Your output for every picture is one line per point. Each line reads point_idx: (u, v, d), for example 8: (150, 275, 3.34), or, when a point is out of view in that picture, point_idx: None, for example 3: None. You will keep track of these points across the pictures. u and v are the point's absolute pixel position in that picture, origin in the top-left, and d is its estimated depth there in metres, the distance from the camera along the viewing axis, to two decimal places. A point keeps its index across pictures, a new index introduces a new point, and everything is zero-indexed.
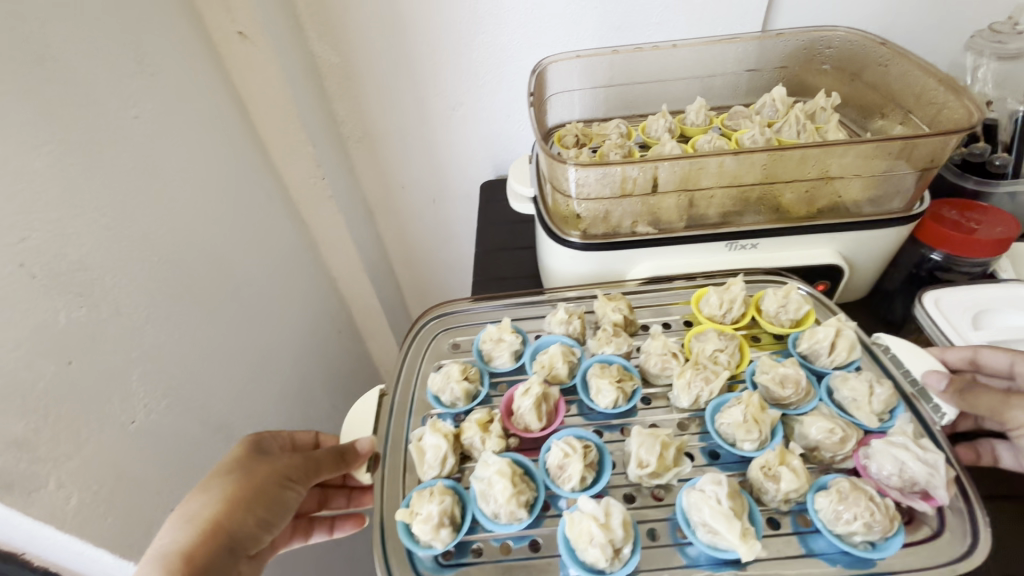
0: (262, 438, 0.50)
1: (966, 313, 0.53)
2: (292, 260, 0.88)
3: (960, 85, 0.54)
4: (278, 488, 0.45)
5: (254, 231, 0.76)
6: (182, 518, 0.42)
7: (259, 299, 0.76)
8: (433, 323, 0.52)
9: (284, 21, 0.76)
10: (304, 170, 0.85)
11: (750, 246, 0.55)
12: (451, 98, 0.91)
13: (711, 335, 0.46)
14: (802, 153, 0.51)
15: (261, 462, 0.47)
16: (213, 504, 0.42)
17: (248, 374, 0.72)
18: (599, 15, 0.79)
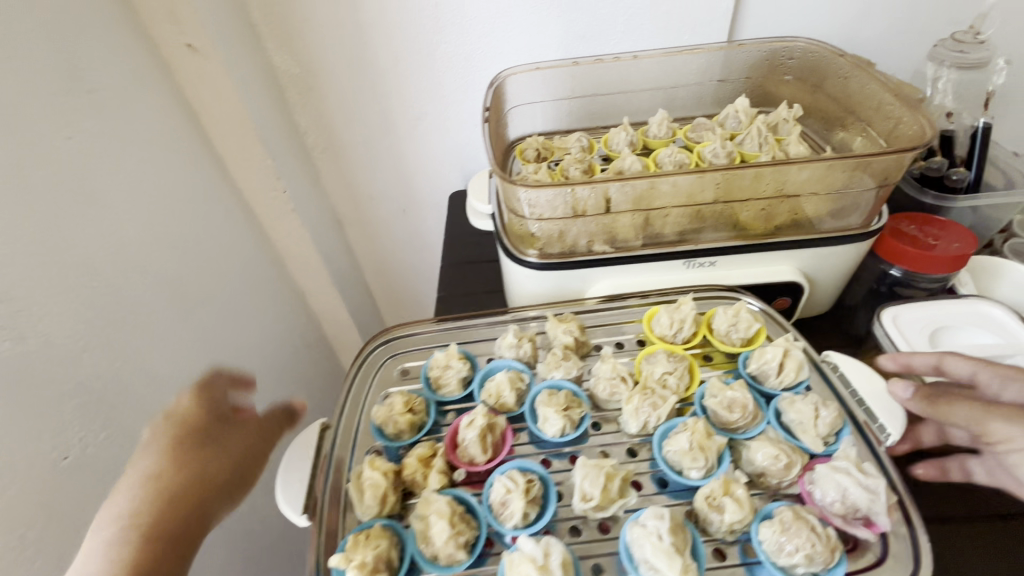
0: (189, 413, 0.48)
1: (924, 331, 0.52)
2: (253, 276, 0.86)
3: (916, 101, 0.54)
4: (234, 456, 0.47)
5: (209, 248, 0.74)
6: (132, 488, 0.43)
7: (213, 318, 0.74)
8: (383, 347, 0.50)
9: (239, 32, 0.74)
10: (263, 183, 0.83)
11: (708, 264, 0.55)
12: (416, 107, 0.89)
13: (660, 357, 0.45)
14: (758, 172, 0.51)
15: (193, 441, 0.46)
16: (163, 478, 0.44)
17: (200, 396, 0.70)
18: (563, 24, 0.78)
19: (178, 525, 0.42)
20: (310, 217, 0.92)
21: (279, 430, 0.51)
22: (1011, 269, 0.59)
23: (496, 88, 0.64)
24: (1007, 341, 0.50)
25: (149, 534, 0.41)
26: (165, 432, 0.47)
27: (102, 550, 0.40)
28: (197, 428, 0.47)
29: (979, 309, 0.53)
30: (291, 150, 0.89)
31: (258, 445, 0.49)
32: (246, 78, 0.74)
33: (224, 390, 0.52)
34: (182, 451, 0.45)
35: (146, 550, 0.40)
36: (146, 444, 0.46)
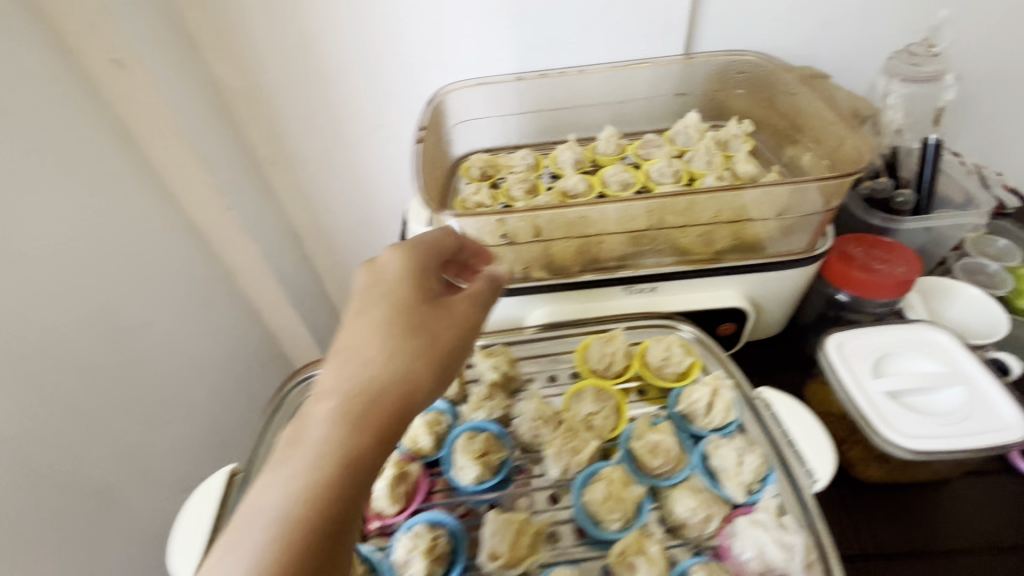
0: (409, 272, 0.39)
1: (869, 358, 0.50)
2: (197, 296, 0.83)
3: (858, 124, 0.52)
4: (461, 331, 0.38)
5: (142, 272, 0.72)
6: (363, 359, 0.34)
7: (145, 344, 0.71)
8: (300, 387, 0.48)
9: (171, 45, 0.70)
10: (205, 202, 0.80)
11: (649, 289, 0.52)
12: (373, 118, 0.84)
13: (588, 395, 0.43)
14: (692, 201, 0.49)
15: (417, 308, 0.38)
16: (365, 347, 0.35)
17: (126, 428, 0.67)
18: (515, 35, 0.74)
19: (391, 405, 0.33)
20: (261, 234, 0.89)
21: (491, 299, 0.41)
22: (961, 291, 0.58)
23: (435, 105, 0.62)
24: (950, 369, 0.49)
25: (363, 414, 0.32)
26: (376, 298, 0.38)
27: (320, 423, 0.32)
28: (418, 289, 0.39)
29: (925, 335, 0.52)
30: (237, 166, 0.84)
31: (478, 316, 0.39)
32: (179, 93, 0.71)
33: (441, 252, 0.42)
34: (413, 318, 0.37)
35: (356, 431, 0.31)
36: (355, 310, 0.37)
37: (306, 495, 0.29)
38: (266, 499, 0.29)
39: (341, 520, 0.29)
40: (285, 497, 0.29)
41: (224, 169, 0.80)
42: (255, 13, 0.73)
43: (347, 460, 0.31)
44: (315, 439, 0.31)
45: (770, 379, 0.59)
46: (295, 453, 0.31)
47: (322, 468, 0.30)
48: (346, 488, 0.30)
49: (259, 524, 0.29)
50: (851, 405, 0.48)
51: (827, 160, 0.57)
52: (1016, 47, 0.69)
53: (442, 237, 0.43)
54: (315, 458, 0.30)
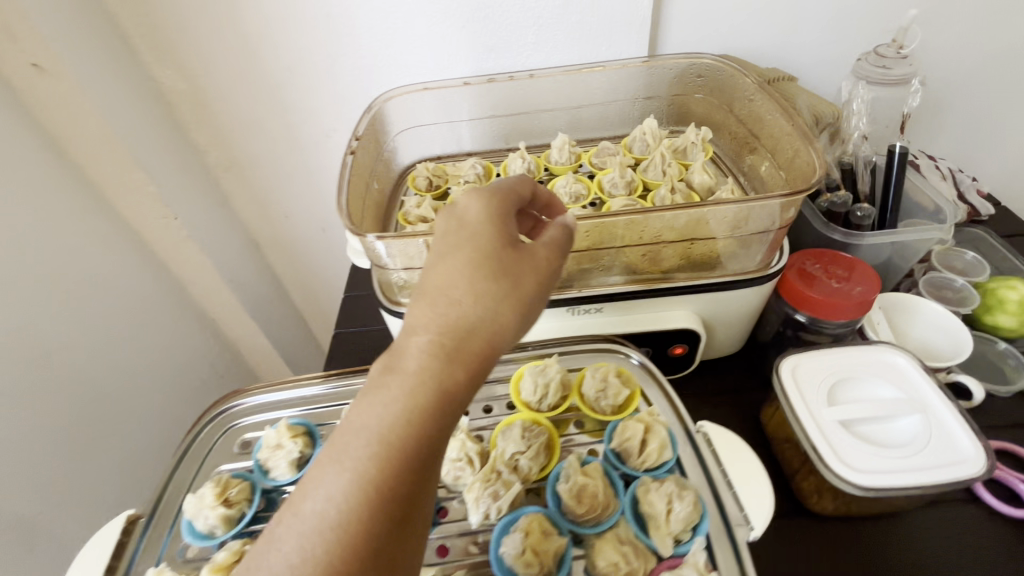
0: (495, 209, 0.36)
1: (824, 384, 0.48)
2: (144, 310, 0.79)
3: (805, 127, 0.49)
4: (547, 275, 0.35)
5: (79, 289, 0.69)
6: (449, 297, 0.32)
7: (80, 364, 0.68)
8: (216, 420, 0.46)
9: (99, 46, 0.66)
10: (148, 210, 0.76)
11: (594, 311, 0.49)
12: (323, 122, 0.81)
13: (515, 432, 0.40)
14: (632, 220, 0.46)
15: (506, 245, 0.34)
16: (451, 284, 0.33)
17: (59, 455, 0.64)
18: (469, 35, 0.68)
19: (477, 346, 0.31)
20: (216, 244, 0.85)
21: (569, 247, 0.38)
22: (925, 307, 0.55)
23: (373, 114, 0.59)
24: (908, 396, 0.46)
25: (455, 352, 0.31)
26: (460, 234, 0.35)
27: (414, 356, 0.30)
28: (505, 228, 0.35)
29: (883, 358, 0.49)
30: (186, 172, 0.80)
31: (562, 261, 0.36)
32: (111, 98, 0.67)
33: (520, 198, 0.39)
34: (500, 256, 0.34)
35: (445, 367, 0.30)
36: (439, 246, 0.35)
37: (404, 424, 0.28)
38: (365, 422, 0.29)
39: (432, 454, 0.29)
40: (383, 425, 0.28)
41: (169, 179, 0.76)
42: (191, 15, 0.69)
43: (438, 395, 0.30)
44: (409, 369, 0.30)
45: (729, 400, 0.57)
46: (388, 383, 0.30)
47: (419, 399, 0.29)
48: (436, 424, 0.29)
49: (359, 444, 0.28)
50: (801, 436, 0.45)
51: (785, 172, 0.53)
52: (991, 47, 0.66)
53: (522, 183, 0.39)
54: (409, 390, 0.29)
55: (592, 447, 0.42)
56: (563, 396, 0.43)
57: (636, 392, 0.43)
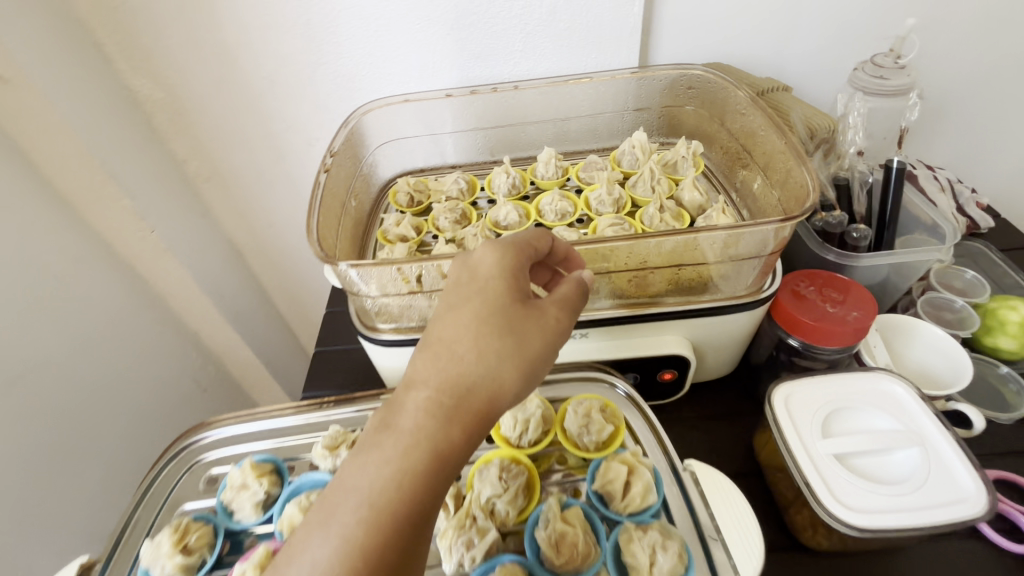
0: (507, 265, 0.36)
1: (818, 415, 0.46)
2: (128, 332, 0.72)
3: (796, 142, 0.47)
4: (555, 334, 0.35)
5: (66, 317, 0.62)
6: (452, 355, 0.33)
7: (59, 394, 0.61)
8: (180, 455, 0.44)
9: (64, 49, 0.59)
10: (123, 222, 0.68)
11: (578, 335, 0.47)
12: (307, 131, 0.74)
13: (493, 472, 0.38)
14: (617, 247, 0.44)
15: (514, 303, 0.35)
16: (455, 341, 0.33)
17: (39, 498, 0.58)
18: (455, 43, 0.64)
19: (475, 409, 0.32)
20: (202, 263, 0.79)
21: (580, 304, 0.38)
22: (925, 329, 0.53)
23: (350, 129, 0.59)
24: (906, 428, 0.44)
25: (453, 413, 0.31)
26: (471, 290, 0.35)
27: (413, 415, 0.31)
28: (516, 284, 0.36)
29: (881, 386, 0.47)
30: (165, 185, 0.73)
31: (570, 320, 0.36)
32: (82, 110, 0.60)
33: (534, 252, 0.39)
34: (506, 315, 0.34)
35: (440, 430, 0.31)
36: (450, 300, 0.36)
37: (396, 487, 0.29)
38: (358, 481, 0.29)
39: (421, 520, 0.29)
40: (376, 487, 0.29)
41: (148, 194, 0.69)
42: (166, 16, 0.62)
43: (433, 459, 0.30)
44: (407, 427, 0.31)
45: (721, 424, 0.55)
46: (385, 441, 0.30)
47: (412, 461, 0.30)
48: (427, 489, 0.30)
49: (351, 505, 0.29)
50: (795, 472, 0.43)
51: (778, 191, 0.51)
52: (990, 56, 0.64)
53: (541, 237, 0.40)
54: (404, 451, 0.30)
55: (577, 485, 0.40)
56: (544, 430, 0.42)
57: (620, 427, 0.41)
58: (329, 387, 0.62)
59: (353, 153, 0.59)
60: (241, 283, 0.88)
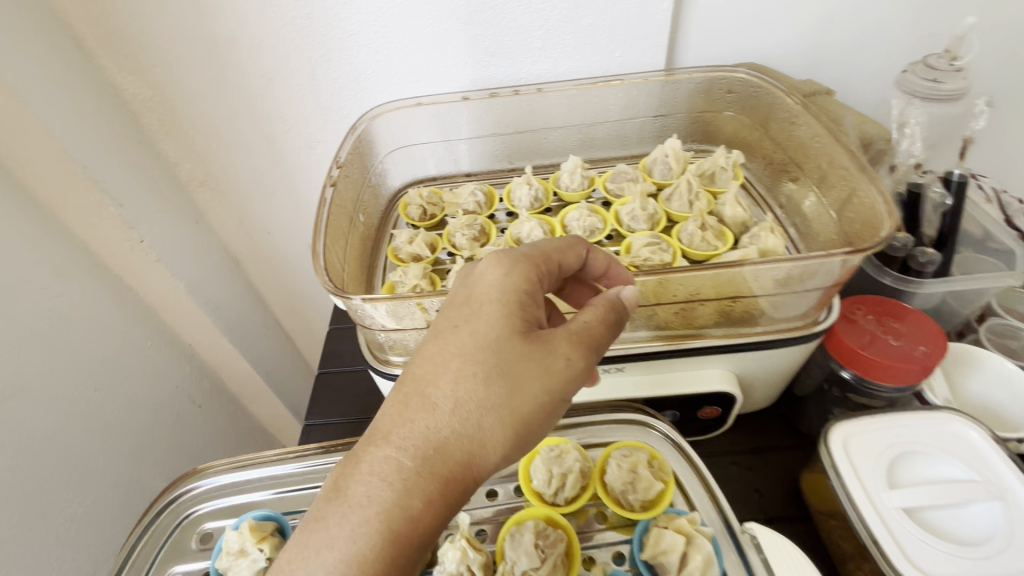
0: (502, 296, 0.33)
1: (881, 460, 0.41)
2: (120, 352, 0.65)
3: (853, 159, 0.45)
4: (551, 379, 0.32)
5: (46, 338, 0.56)
6: (426, 405, 0.31)
7: (44, 425, 0.55)
8: (167, 510, 0.41)
9: (36, 40, 0.52)
10: (111, 233, 0.62)
11: (615, 369, 0.43)
12: (306, 133, 0.68)
13: (527, 539, 0.36)
14: (662, 280, 0.40)
15: (507, 343, 0.32)
16: (431, 386, 0.31)
17: (26, 542, 0.52)
18: (468, 40, 0.58)
19: (450, 471, 0.30)
20: (197, 273, 0.72)
21: (603, 338, 0.34)
22: (990, 360, 0.48)
23: (358, 134, 0.56)
24: (983, 479, 0.39)
25: (420, 478, 0.29)
26: (457, 326, 0.33)
27: (372, 480, 0.29)
28: (513, 317, 0.33)
29: (950, 429, 0.42)
30: (158, 192, 0.66)
31: (581, 360, 0.32)
32: (59, 106, 0.53)
33: (553, 270, 0.36)
34: (497, 357, 0.31)
35: (403, 500, 0.29)
36: (436, 334, 0.33)
37: (348, 570, 0.28)
38: (305, 567, 0.28)
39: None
40: (324, 571, 0.28)
41: (137, 199, 0.62)
42: (152, 6, 0.56)
43: (394, 534, 0.28)
44: (365, 496, 0.29)
45: (761, 457, 0.51)
46: (338, 514, 0.29)
47: (367, 540, 0.28)
48: (386, 570, 0.28)
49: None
50: (859, 527, 0.39)
51: (835, 209, 0.48)
52: None
53: (566, 249, 0.37)
54: (358, 528, 0.28)
55: (616, 548, 0.38)
56: (583, 485, 0.39)
57: (668, 484, 0.39)
58: (334, 415, 0.57)
59: (363, 162, 0.57)
60: (238, 291, 0.81)
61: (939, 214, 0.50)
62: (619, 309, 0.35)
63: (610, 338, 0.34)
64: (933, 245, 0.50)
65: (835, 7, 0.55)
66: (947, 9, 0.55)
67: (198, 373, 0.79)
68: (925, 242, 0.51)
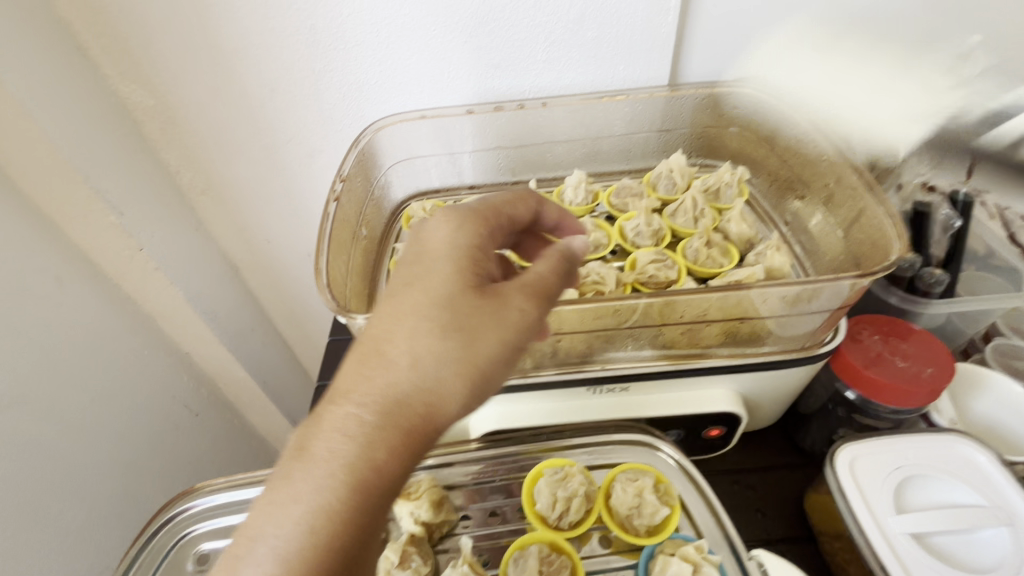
0: (456, 249, 0.33)
1: (888, 484, 0.41)
2: (118, 362, 0.65)
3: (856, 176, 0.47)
4: (511, 329, 0.31)
5: (44, 349, 0.55)
6: (385, 361, 0.29)
7: (39, 435, 0.54)
8: (166, 527, 0.41)
9: (40, 51, 0.51)
10: (110, 242, 0.61)
11: (620, 389, 0.42)
12: (307, 144, 0.67)
13: (532, 565, 0.37)
14: (669, 301, 0.40)
15: (462, 297, 0.31)
16: (388, 341, 0.30)
17: (18, 557, 0.51)
18: (472, 52, 0.57)
19: (412, 423, 0.28)
20: (196, 281, 0.71)
21: (556, 288, 0.33)
22: (995, 381, 0.48)
23: (361, 149, 0.58)
24: (991, 505, 0.39)
25: (383, 431, 0.28)
26: (412, 282, 0.32)
27: (333, 436, 0.27)
28: (467, 271, 0.32)
29: (958, 453, 0.42)
30: (160, 201, 0.65)
31: (537, 310, 0.32)
32: (63, 116, 0.53)
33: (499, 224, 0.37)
34: (453, 311, 0.30)
35: (367, 454, 0.27)
36: (391, 291, 0.32)
37: (315, 522, 0.26)
38: (270, 527, 0.26)
39: (350, 559, 0.26)
40: (289, 529, 0.26)
41: (139, 207, 0.61)
42: (155, 15, 0.55)
43: (362, 484, 0.27)
44: (327, 452, 0.27)
45: (766, 477, 0.50)
46: (300, 472, 0.27)
47: (333, 493, 0.26)
48: (354, 521, 0.26)
49: (262, 553, 0.26)
50: (867, 552, 0.38)
51: (842, 227, 0.49)
52: None
53: (512, 204, 0.39)
54: (322, 482, 0.27)
55: (621, 574, 0.38)
56: (587, 509, 0.40)
57: (674, 509, 0.39)
58: None
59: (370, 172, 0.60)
60: (236, 298, 0.81)
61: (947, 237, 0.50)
62: (569, 258, 0.35)
63: (562, 289, 0.34)
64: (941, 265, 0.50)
65: (840, 24, 0.54)
66: (952, 26, 0.54)
67: (195, 381, 0.78)
68: (932, 262, 0.50)
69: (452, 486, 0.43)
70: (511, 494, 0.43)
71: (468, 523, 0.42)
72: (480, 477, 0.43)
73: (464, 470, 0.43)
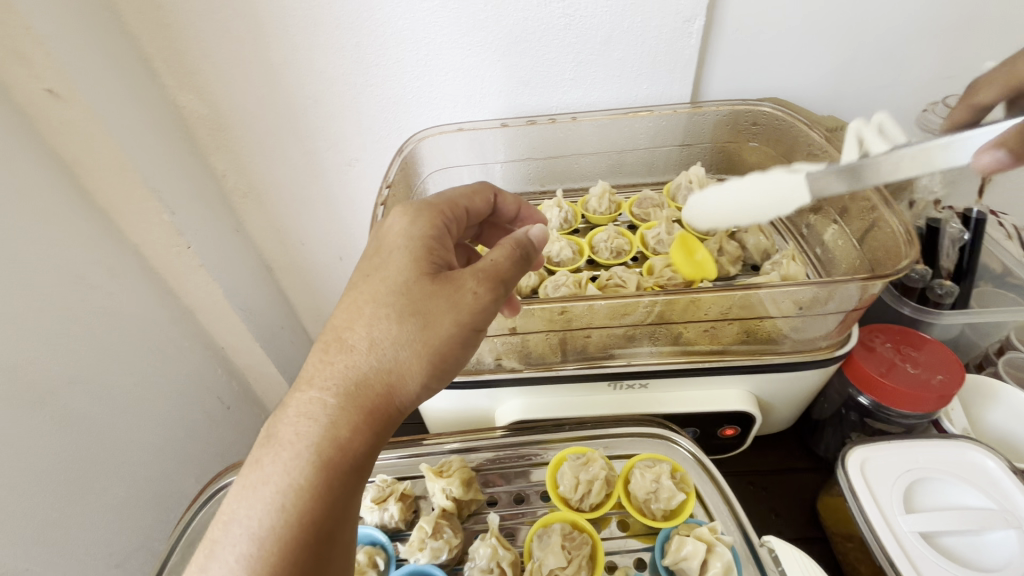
0: (411, 239, 0.35)
1: (898, 485, 0.42)
2: (161, 351, 0.69)
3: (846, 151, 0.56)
4: (464, 313, 0.32)
5: (96, 335, 0.59)
6: (345, 348, 0.31)
7: (95, 417, 0.58)
8: (216, 495, 0.49)
9: (111, 62, 0.56)
10: (158, 238, 0.64)
11: (638, 385, 0.45)
12: (345, 152, 0.71)
13: (555, 541, 0.39)
14: (690, 300, 0.42)
15: (416, 284, 0.33)
16: (348, 331, 0.32)
17: (71, 529, 0.55)
18: (505, 69, 0.61)
19: (373, 404, 0.30)
20: (235, 279, 0.75)
21: (514, 272, 0.34)
22: (1008, 393, 0.49)
23: (405, 156, 0.64)
24: (999, 507, 0.40)
25: (344, 411, 0.29)
26: (370, 273, 0.34)
27: (299, 420, 0.30)
28: (422, 263, 0.34)
29: (968, 457, 0.44)
30: (207, 203, 0.70)
31: (493, 294, 0.32)
32: (131, 125, 0.58)
33: (446, 219, 0.39)
34: (407, 296, 0.32)
35: (330, 433, 0.29)
36: (352, 285, 0.34)
37: (285, 501, 0.28)
38: (246, 505, 0.29)
39: (320, 534, 0.28)
40: (262, 508, 0.28)
41: (188, 208, 0.66)
42: (215, 32, 0.60)
43: (327, 464, 0.29)
44: (291, 437, 0.29)
45: (777, 479, 0.52)
46: (271, 456, 0.29)
47: (300, 473, 0.28)
48: (322, 499, 0.28)
49: (238, 534, 0.28)
50: (875, 548, 0.40)
51: (860, 242, 0.50)
52: None
53: (469, 197, 0.43)
54: (290, 464, 0.29)
55: (638, 555, 0.41)
56: (607, 493, 0.43)
57: (690, 496, 0.42)
58: None
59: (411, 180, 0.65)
60: (269, 296, 0.85)
61: (957, 250, 0.52)
62: (526, 245, 0.35)
63: (519, 273, 0.34)
64: (953, 278, 0.53)
65: (855, 48, 0.57)
66: (964, 54, 0.57)
67: (228, 373, 0.82)
68: (943, 273, 0.53)
69: (480, 469, 0.46)
70: (534, 480, 0.46)
71: (495, 505, 0.45)
72: (506, 462, 0.47)
73: (491, 455, 0.47)
